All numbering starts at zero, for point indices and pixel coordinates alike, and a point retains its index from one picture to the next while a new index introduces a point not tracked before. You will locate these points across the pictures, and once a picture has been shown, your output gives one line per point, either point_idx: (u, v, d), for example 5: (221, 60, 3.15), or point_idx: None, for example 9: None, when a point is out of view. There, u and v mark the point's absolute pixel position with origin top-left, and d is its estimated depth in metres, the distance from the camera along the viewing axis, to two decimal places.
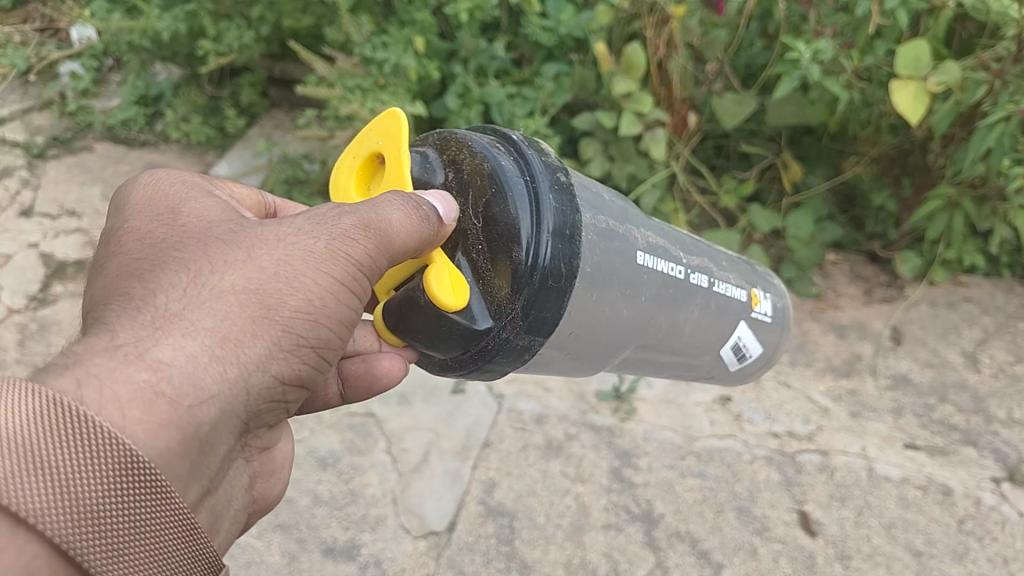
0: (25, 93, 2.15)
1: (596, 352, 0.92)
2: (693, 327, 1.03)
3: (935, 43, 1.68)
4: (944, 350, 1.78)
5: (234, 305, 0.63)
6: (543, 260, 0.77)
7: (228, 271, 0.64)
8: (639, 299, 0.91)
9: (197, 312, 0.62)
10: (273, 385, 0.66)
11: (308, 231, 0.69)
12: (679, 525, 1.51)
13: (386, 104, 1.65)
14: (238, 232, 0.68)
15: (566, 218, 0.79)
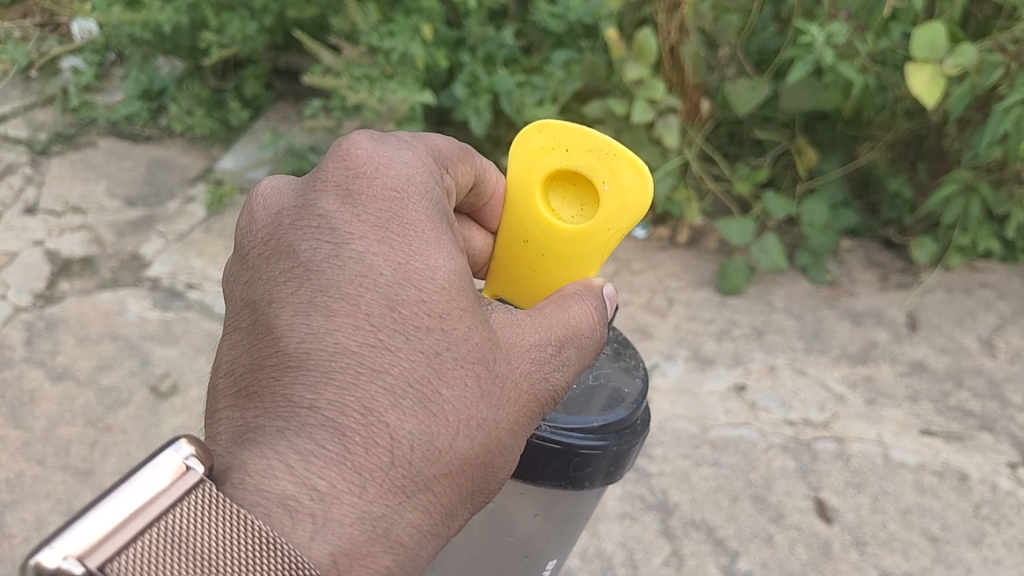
0: (26, 88, 2.12)
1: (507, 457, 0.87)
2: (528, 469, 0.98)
3: (950, 25, 1.65)
4: (960, 335, 1.77)
5: (464, 494, 0.65)
6: (571, 461, 0.77)
7: (475, 442, 0.64)
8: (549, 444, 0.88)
9: (445, 483, 0.62)
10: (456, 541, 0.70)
11: (539, 405, 0.69)
12: (696, 515, 1.51)
13: (395, 95, 1.63)
14: (489, 387, 0.65)
15: (616, 452, 0.79)
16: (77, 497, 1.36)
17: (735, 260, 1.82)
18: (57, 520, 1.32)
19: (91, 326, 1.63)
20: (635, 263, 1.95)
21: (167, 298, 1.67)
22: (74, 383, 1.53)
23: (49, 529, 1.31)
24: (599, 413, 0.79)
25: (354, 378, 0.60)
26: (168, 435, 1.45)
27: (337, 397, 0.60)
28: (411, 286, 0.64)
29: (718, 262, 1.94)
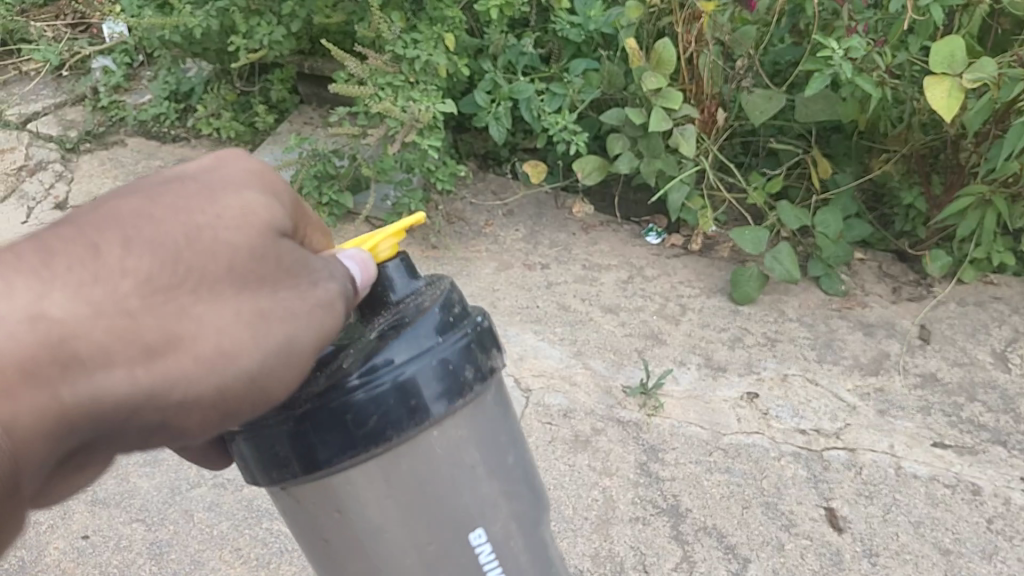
0: (58, 88, 2.18)
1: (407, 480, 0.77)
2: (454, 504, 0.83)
3: (970, 39, 1.67)
4: (973, 349, 1.77)
5: (192, 360, 0.58)
6: (377, 400, 0.73)
7: (216, 341, 0.59)
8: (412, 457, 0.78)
9: (155, 340, 0.56)
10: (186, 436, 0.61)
11: (311, 310, 0.62)
12: (706, 520, 1.52)
13: (416, 102, 1.68)
14: (254, 296, 0.60)
15: (426, 375, 0.74)
16: None
17: (749, 269, 1.84)
18: None
19: None
20: (649, 270, 1.99)
21: None
22: None
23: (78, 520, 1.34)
24: (382, 348, 0.74)
25: (103, 222, 0.57)
26: None
27: (77, 236, 0.56)
28: (202, 197, 0.61)
29: (732, 270, 1.96)
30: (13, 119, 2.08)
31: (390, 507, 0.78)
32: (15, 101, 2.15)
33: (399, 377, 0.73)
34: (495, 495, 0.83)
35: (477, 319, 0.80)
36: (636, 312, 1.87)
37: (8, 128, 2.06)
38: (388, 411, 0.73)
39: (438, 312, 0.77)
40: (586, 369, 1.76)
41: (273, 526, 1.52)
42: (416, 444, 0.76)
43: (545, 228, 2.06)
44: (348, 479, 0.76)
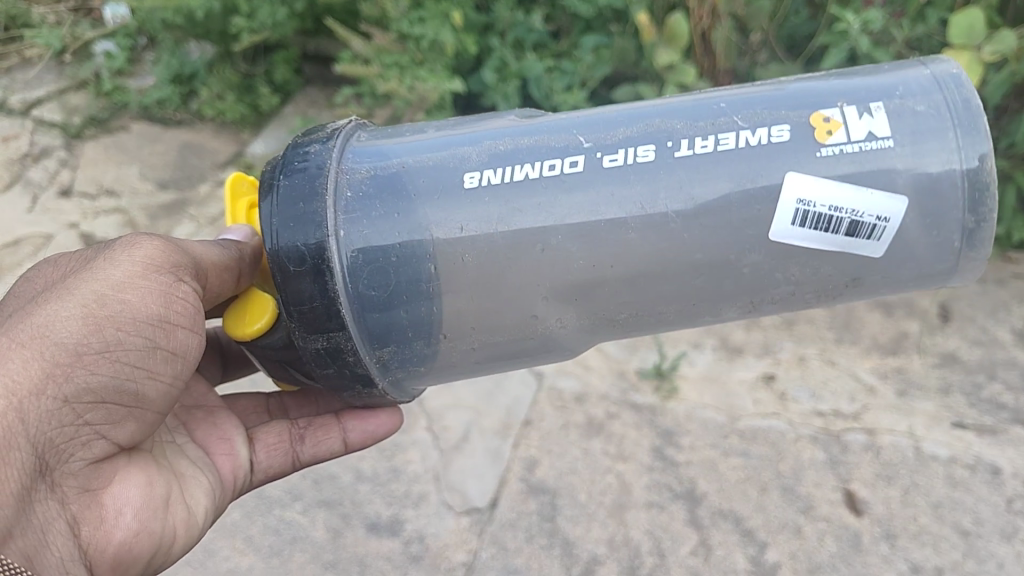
0: (60, 73, 2.15)
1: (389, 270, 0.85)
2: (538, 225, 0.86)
3: (990, 10, 1.62)
4: (994, 327, 1.74)
5: (60, 329, 0.84)
6: (282, 260, 0.83)
7: (55, 328, 0.84)
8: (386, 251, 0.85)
9: (25, 333, 0.84)
10: (114, 361, 0.86)
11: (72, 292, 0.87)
12: (723, 504, 1.50)
13: (423, 81, 1.62)
14: (77, 291, 0.87)
15: (301, 205, 0.84)
16: None
17: None
18: None
19: None
20: None
21: None
22: None
23: None
24: (267, 230, 0.84)
25: None
26: None
27: None
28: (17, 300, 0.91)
29: None
30: (16, 106, 2.06)
31: (399, 269, 0.85)
32: (18, 87, 2.12)
33: (275, 247, 0.84)
34: (487, 154, 0.87)
35: (325, 133, 0.91)
36: None
37: (11, 115, 2.04)
38: (302, 258, 0.82)
39: (290, 168, 0.87)
40: (599, 352, 1.73)
41: (284, 514, 1.52)
42: (346, 259, 0.84)
43: None
44: (359, 298, 0.85)
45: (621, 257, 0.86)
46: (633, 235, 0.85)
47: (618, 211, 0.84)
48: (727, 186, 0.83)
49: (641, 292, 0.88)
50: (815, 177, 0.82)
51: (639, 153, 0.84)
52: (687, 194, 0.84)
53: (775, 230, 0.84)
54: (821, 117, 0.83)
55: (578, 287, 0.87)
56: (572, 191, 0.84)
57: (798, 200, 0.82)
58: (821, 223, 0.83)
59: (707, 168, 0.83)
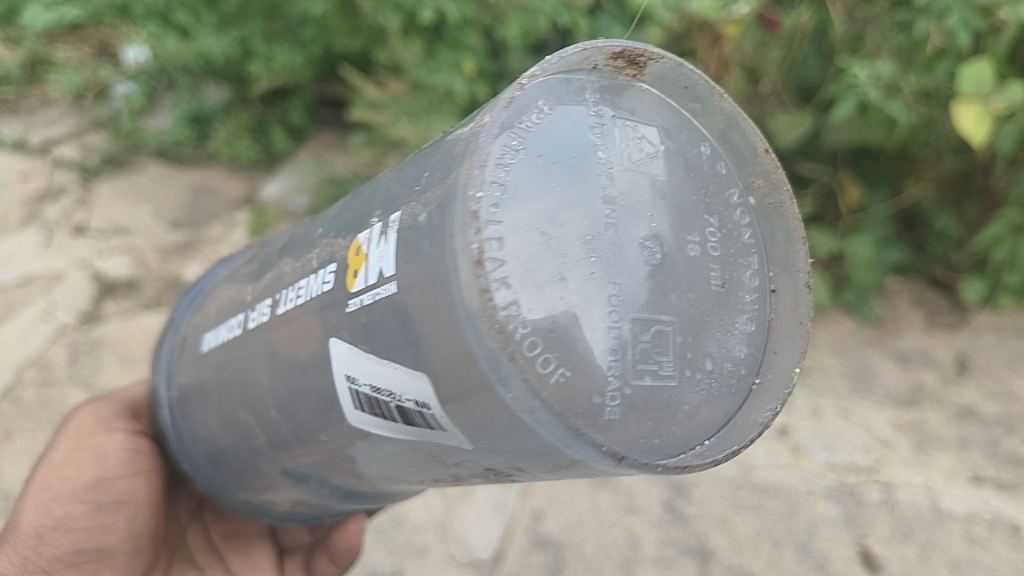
0: (81, 114, 2.19)
1: (179, 420, 0.93)
2: (224, 382, 0.82)
3: (998, 62, 1.64)
4: (1011, 380, 1.70)
5: (26, 509, 0.98)
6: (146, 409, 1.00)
7: (24, 516, 0.98)
8: (178, 409, 0.92)
9: (11, 521, 1.00)
10: (72, 523, 0.97)
11: (39, 468, 1.02)
12: (734, 560, 1.46)
13: (435, 126, 1.65)
14: (40, 471, 1.01)
15: (153, 368, 1.00)
16: None
17: None
18: None
19: (132, 347, 1.67)
20: None
21: None
22: None
23: None
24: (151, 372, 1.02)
25: None
26: None
27: None
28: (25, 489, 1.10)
29: None
30: (35, 144, 2.09)
31: (194, 431, 0.91)
32: (38, 126, 2.16)
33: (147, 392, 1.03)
34: (228, 304, 0.85)
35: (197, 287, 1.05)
36: None
37: (30, 153, 2.07)
38: (154, 409, 0.98)
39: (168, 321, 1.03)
40: None
41: None
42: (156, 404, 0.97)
43: None
44: (186, 446, 0.94)
45: (259, 416, 0.77)
46: (273, 411, 0.74)
47: (252, 364, 0.76)
48: (325, 356, 0.65)
49: (314, 458, 0.75)
50: (348, 353, 0.61)
51: (267, 310, 0.75)
52: (279, 352, 0.72)
53: (349, 414, 0.65)
54: (355, 248, 0.62)
55: (252, 434, 0.80)
56: (244, 349, 0.78)
57: (346, 376, 0.63)
58: (378, 406, 0.61)
59: (306, 336, 0.68)
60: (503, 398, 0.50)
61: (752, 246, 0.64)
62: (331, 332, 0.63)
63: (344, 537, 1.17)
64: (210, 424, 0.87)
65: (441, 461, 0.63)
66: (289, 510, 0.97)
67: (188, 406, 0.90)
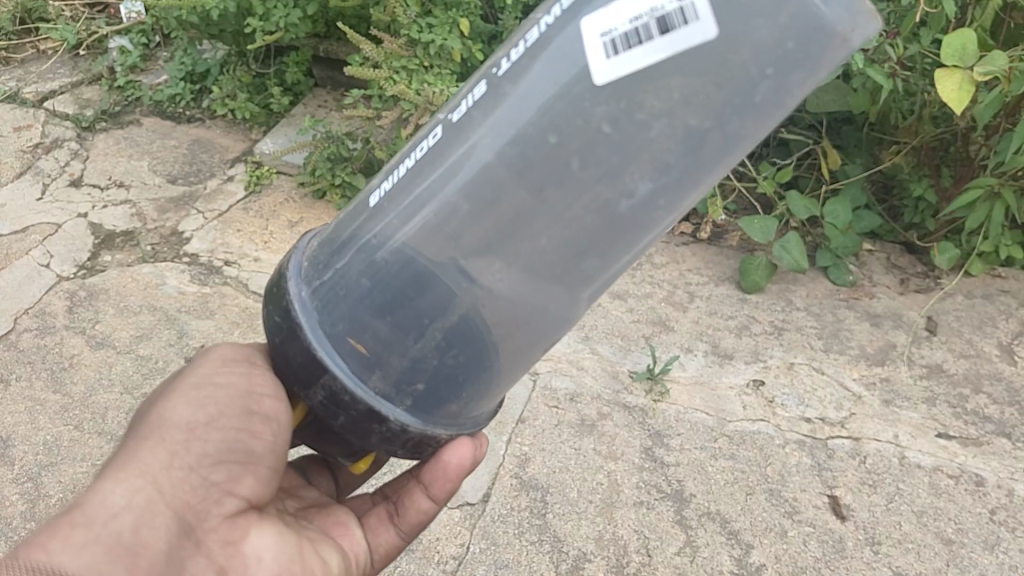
0: (75, 68, 2.21)
1: (346, 301, 0.79)
2: (439, 187, 0.76)
3: (982, 33, 1.67)
4: (980, 341, 1.77)
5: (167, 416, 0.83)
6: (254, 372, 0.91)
7: (166, 416, 0.82)
8: (355, 282, 0.79)
9: (134, 434, 0.83)
10: (221, 427, 0.83)
11: (180, 378, 0.86)
12: (710, 505, 1.53)
13: (430, 85, 1.68)
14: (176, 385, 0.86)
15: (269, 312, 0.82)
16: None
17: (757, 258, 1.85)
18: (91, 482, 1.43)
19: (128, 297, 1.71)
20: (657, 257, 1.99)
21: (203, 273, 1.75)
22: (112, 349, 1.62)
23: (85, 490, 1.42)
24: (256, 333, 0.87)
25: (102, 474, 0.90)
26: None
27: None
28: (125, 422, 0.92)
29: (740, 259, 1.96)
30: (30, 97, 2.11)
31: (370, 299, 0.78)
32: (31, 79, 2.17)
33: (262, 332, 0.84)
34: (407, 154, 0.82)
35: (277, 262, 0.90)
36: (645, 299, 1.88)
37: (25, 106, 2.09)
38: (280, 329, 0.81)
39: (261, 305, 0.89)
40: (594, 354, 1.77)
41: None
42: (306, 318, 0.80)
43: None
44: (345, 345, 0.79)
45: (510, 190, 0.73)
46: (516, 173, 0.72)
47: (481, 132, 0.73)
48: (549, 88, 0.69)
49: (569, 205, 0.72)
50: (602, 8, 0.66)
51: (477, 95, 0.75)
52: (510, 107, 0.72)
53: (597, 75, 0.67)
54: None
55: (457, 217, 0.75)
56: (457, 138, 0.75)
57: (602, 33, 0.66)
58: (635, 40, 0.65)
59: (535, 80, 0.70)
60: None
61: None
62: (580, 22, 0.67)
63: (442, 463, 0.92)
64: (383, 263, 0.78)
65: (704, 142, 0.69)
66: (430, 389, 0.80)
67: (357, 271, 0.79)
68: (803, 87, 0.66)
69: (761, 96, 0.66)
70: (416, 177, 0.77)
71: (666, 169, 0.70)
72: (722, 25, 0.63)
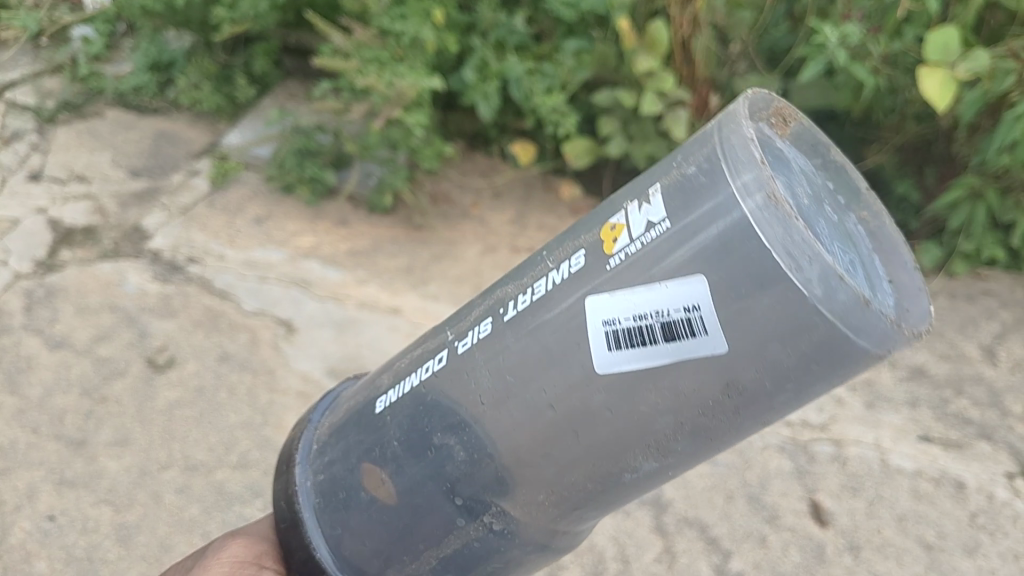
0: (36, 57, 2.13)
1: (331, 515, 0.74)
2: (426, 440, 0.67)
3: (965, 30, 1.64)
4: (962, 342, 1.75)
5: None
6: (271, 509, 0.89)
7: None
8: (353, 500, 0.72)
9: None
10: None
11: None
12: (688, 511, 1.50)
13: (402, 77, 1.61)
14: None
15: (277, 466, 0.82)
16: (70, 466, 1.41)
17: None
18: (47, 489, 1.37)
19: (87, 295, 1.64)
20: None
21: (166, 270, 1.69)
22: (70, 351, 1.55)
23: (41, 498, 1.37)
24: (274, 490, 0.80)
25: None
26: (165, 408, 1.49)
27: None
28: None
29: None
30: None
31: (348, 507, 0.72)
32: None
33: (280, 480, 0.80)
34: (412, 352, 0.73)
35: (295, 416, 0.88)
36: None
37: None
38: (285, 516, 0.77)
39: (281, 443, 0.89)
40: None
41: None
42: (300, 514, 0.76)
43: (535, 211, 1.87)
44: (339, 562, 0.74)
45: (489, 444, 0.63)
46: (522, 436, 0.61)
47: (467, 377, 0.64)
48: (535, 355, 0.59)
49: (554, 474, 0.62)
50: (611, 296, 0.56)
51: (481, 331, 0.64)
52: (499, 366, 0.61)
53: (594, 367, 0.56)
54: (608, 228, 0.58)
55: (436, 471, 0.66)
56: (447, 381, 0.65)
57: (603, 322, 0.56)
58: (635, 338, 0.55)
59: (547, 353, 0.59)
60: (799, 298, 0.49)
61: (847, 201, 0.63)
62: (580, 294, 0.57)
63: None
64: (376, 473, 0.70)
65: (738, 413, 0.55)
66: None
67: (345, 495, 0.73)
68: (825, 387, 0.54)
69: (781, 399, 0.54)
70: (405, 404, 0.69)
71: (670, 452, 0.59)
72: (732, 339, 0.51)
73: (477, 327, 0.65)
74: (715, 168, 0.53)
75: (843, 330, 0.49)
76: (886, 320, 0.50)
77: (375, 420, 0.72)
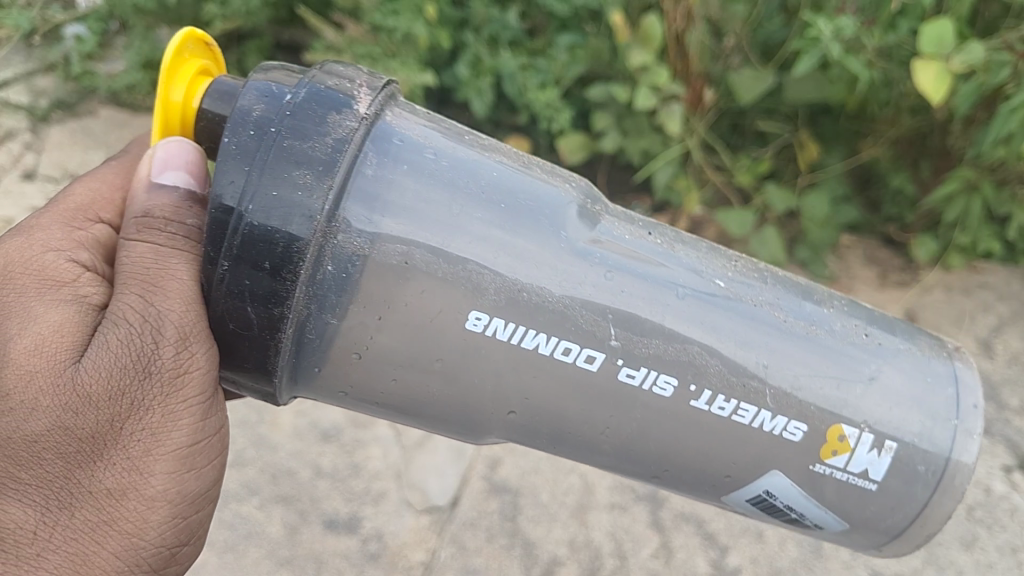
0: (29, 56, 2.12)
1: (334, 369, 0.78)
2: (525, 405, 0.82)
3: (959, 23, 1.64)
4: (958, 336, 1.75)
5: (134, 432, 0.74)
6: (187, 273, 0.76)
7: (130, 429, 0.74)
8: (377, 378, 0.79)
9: (78, 445, 0.72)
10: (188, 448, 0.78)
11: (142, 380, 0.73)
12: (685, 507, 1.49)
13: (394, 73, 1.62)
14: (141, 395, 0.73)
15: (272, 194, 0.69)
16: None
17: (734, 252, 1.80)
18: None
19: None
20: None
21: None
22: None
23: None
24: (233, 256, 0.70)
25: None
26: None
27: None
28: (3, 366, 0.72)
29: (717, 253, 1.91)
30: None
31: (354, 368, 0.78)
32: None
33: (239, 234, 0.70)
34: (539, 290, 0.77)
35: (330, 133, 0.72)
36: None
37: None
38: (248, 324, 0.73)
39: (249, 121, 0.71)
40: None
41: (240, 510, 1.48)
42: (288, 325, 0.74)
43: None
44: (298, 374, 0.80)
45: (573, 437, 0.85)
46: (607, 443, 0.85)
47: (619, 414, 0.82)
48: (716, 469, 0.87)
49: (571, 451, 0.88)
50: (788, 486, 0.87)
51: (660, 386, 0.81)
52: (674, 439, 0.84)
53: (727, 496, 0.91)
54: (838, 433, 0.85)
55: (504, 419, 0.84)
56: (588, 386, 0.80)
57: (766, 491, 0.89)
58: (769, 507, 0.92)
59: (726, 483, 0.88)
60: (874, 533, 0.92)
61: None
62: (779, 467, 0.86)
63: None
64: (403, 355, 0.77)
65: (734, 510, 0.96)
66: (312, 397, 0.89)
67: (388, 371, 0.78)
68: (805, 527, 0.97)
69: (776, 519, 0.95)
70: (520, 357, 0.78)
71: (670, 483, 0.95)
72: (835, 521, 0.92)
73: (665, 389, 0.81)
74: (928, 461, 0.87)
75: (869, 542, 0.95)
76: (880, 551, 0.97)
77: (476, 364, 0.79)
